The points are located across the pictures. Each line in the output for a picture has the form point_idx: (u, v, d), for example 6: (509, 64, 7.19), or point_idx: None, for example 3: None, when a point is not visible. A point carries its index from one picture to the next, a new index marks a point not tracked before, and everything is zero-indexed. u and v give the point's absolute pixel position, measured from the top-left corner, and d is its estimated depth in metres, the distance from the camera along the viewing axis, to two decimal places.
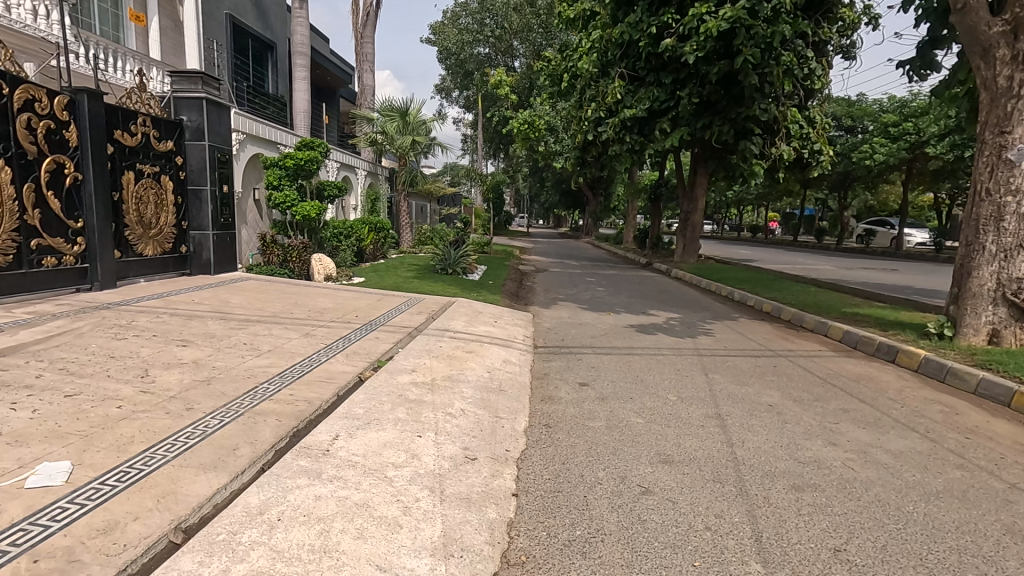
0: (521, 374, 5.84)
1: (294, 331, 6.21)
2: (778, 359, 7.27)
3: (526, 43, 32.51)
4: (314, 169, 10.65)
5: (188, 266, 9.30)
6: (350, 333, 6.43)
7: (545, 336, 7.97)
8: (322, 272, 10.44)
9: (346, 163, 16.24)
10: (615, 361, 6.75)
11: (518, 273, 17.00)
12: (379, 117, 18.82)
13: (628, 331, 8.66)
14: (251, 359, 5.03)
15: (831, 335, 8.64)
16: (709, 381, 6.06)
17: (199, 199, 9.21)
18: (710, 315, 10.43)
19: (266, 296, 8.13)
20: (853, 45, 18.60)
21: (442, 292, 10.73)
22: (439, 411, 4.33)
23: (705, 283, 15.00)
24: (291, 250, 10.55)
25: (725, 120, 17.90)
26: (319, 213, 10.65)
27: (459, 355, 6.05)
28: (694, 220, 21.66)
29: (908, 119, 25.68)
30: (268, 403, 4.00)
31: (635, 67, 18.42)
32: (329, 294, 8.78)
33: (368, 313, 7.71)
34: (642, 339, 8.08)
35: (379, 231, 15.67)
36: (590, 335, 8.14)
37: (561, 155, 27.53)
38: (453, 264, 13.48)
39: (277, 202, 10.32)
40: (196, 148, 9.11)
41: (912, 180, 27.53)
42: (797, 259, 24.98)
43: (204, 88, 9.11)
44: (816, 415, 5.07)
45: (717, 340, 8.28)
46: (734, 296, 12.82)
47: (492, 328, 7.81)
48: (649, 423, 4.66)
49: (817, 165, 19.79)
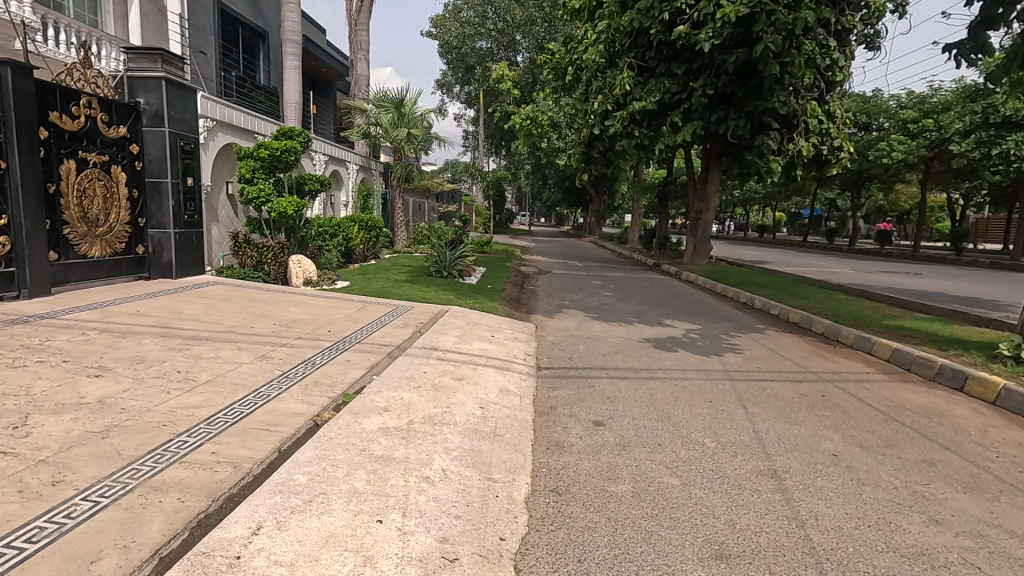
0: (521, 409, 4.76)
1: (247, 353, 5.12)
2: (824, 384, 6.18)
3: (529, 36, 31.50)
4: (293, 161, 9.57)
5: (146, 268, 8.24)
6: (317, 354, 5.34)
7: (550, 354, 6.88)
8: (301, 276, 9.37)
9: (336, 156, 15.20)
10: (633, 389, 5.66)
11: (520, 275, 15.95)
12: (373, 109, 17.79)
13: (646, 347, 7.57)
14: (177, 395, 3.94)
15: (877, 353, 7.56)
16: (750, 417, 4.98)
17: (158, 193, 8.14)
18: (733, 327, 9.34)
19: (228, 305, 7.05)
20: (878, 35, 17.51)
21: (435, 298, 9.66)
22: (411, 476, 3.24)
23: (721, 288, 13.93)
24: (267, 250, 9.49)
25: (740, 113, 16.69)
26: (297, 210, 9.57)
27: (447, 384, 4.98)
28: (705, 219, 20.49)
29: (929, 116, 24.66)
30: (177, 470, 2.92)
31: (645, 56, 17.34)
32: (303, 303, 7.70)
33: (344, 327, 6.63)
34: (663, 358, 7.00)
35: (371, 229, 14.65)
36: (602, 353, 7.05)
37: (565, 151, 26.53)
38: (449, 266, 12.39)
39: (250, 197, 9.24)
40: (154, 135, 8.03)
41: (929, 180, 26.43)
42: (811, 261, 23.86)
43: (165, 67, 8.03)
44: (896, 470, 3.98)
45: (747, 359, 7.19)
46: (755, 303, 11.72)
47: (488, 345, 6.73)
48: (688, 487, 3.57)
49: (836, 162, 18.69)
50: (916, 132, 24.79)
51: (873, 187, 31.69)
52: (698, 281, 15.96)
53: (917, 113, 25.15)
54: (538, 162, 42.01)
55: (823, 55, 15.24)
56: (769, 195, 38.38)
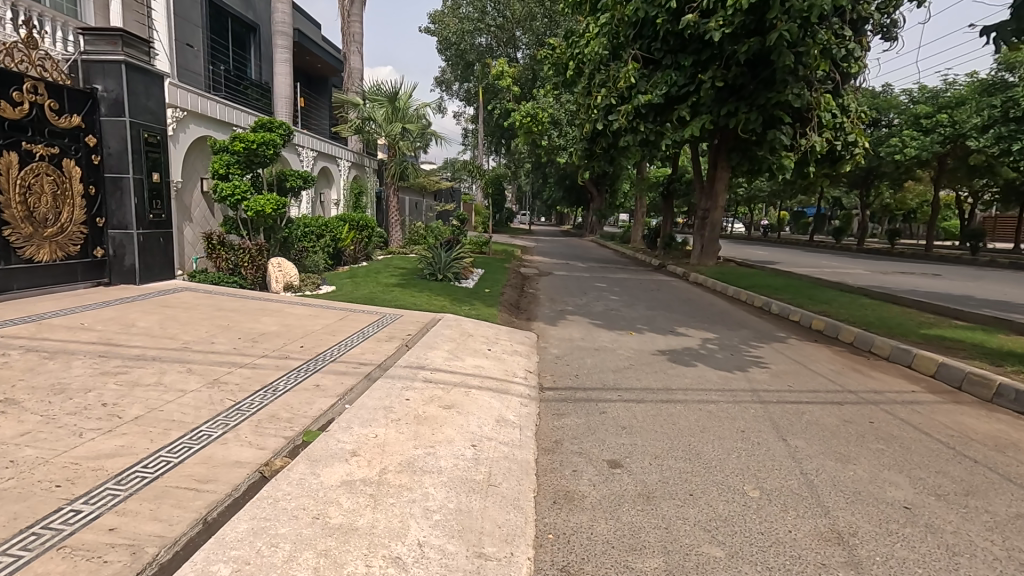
0: (522, 449, 3.96)
1: (197, 377, 4.33)
2: (869, 407, 5.39)
3: (529, 32, 30.73)
4: (271, 155, 8.76)
5: (107, 273, 7.48)
6: (283, 377, 4.55)
7: (554, 371, 6.08)
8: (281, 280, 8.62)
9: (325, 151, 14.42)
10: (651, 415, 4.87)
11: (521, 277, 15.16)
12: (367, 103, 17.01)
13: (660, 361, 6.77)
14: (89, 439, 3.14)
15: (919, 368, 6.76)
16: (793, 453, 4.19)
17: (119, 190, 7.35)
18: (753, 336, 8.55)
19: (191, 315, 6.25)
20: (894, 25, 16.70)
21: (427, 304, 8.87)
22: (377, 559, 2.44)
23: (734, 291, 13.13)
24: (243, 253, 8.68)
25: (752, 106, 15.85)
26: (276, 208, 8.76)
27: (434, 414, 4.19)
28: (713, 218, 19.61)
29: (942, 111, 23.90)
30: (47, 564, 2.13)
31: (650, 48, 16.65)
32: (277, 312, 6.90)
33: (320, 341, 5.84)
34: (682, 374, 6.21)
35: (362, 229, 13.87)
36: (612, 369, 6.26)
37: (567, 149, 25.81)
38: (443, 269, 11.64)
39: (224, 195, 8.41)
40: (113, 126, 7.24)
41: (943, 177, 25.62)
42: (822, 261, 23.05)
43: (125, 50, 7.24)
44: (993, 531, 3.18)
45: (775, 375, 6.40)
46: (773, 309, 10.91)
47: (482, 360, 5.93)
48: (736, 562, 2.78)
49: (849, 159, 17.91)
50: (929, 128, 24.02)
51: (883, 186, 30.90)
52: (708, 283, 15.11)
53: (931, 108, 24.36)
54: (538, 161, 41.22)
55: (839, 45, 14.50)
56: (775, 194, 37.58)
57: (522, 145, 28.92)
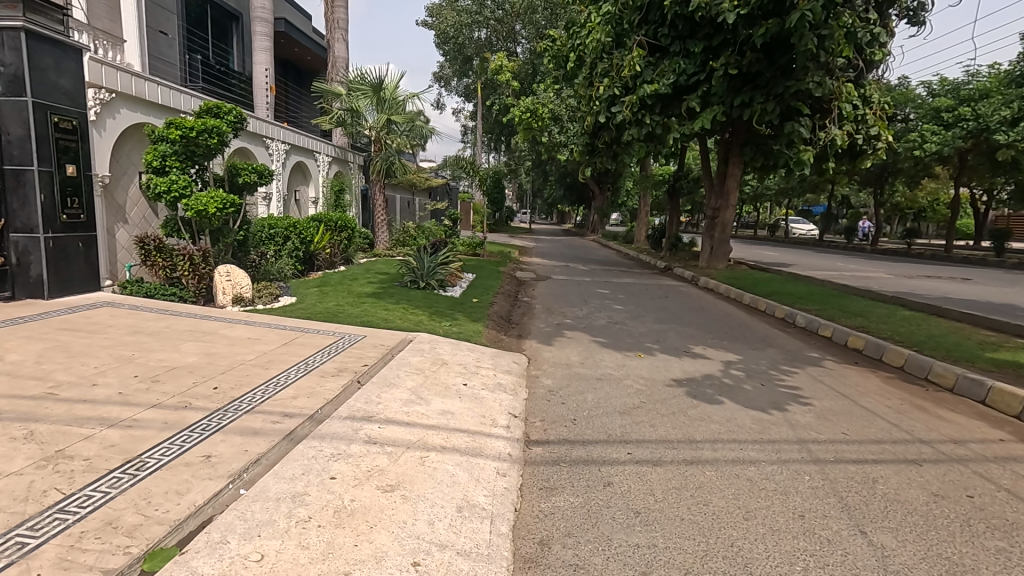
0: (491, 566, 2.67)
1: (34, 448, 3.05)
2: (960, 469, 4.08)
3: (529, 25, 29.45)
4: (215, 145, 7.43)
5: (9, 286, 6.27)
6: (164, 444, 3.26)
7: (546, 415, 4.82)
8: (229, 292, 7.38)
9: (301, 145, 13.16)
10: (673, 490, 3.58)
11: (515, 282, 13.93)
12: (349, 94, 15.72)
13: (679, 397, 5.48)
14: None
15: (997, 405, 5.48)
16: (885, 564, 2.89)
17: (21, 185, 6.14)
18: (782, 358, 7.26)
19: (90, 342, 4.97)
20: (922, 8, 15.26)
21: (401, 320, 7.61)
22: None
23: (751, 299, 11.84)
24: (183, 260, 7.40)
25: (768, 96, 14.47)
26: (221, 207, 7.43)
27: (366, 507, 2.91)
28: (724, 218, 17.96)
29: (965, 104, 22.65)
30: None
31: (657, 34, 15.43)
32: (204, 336, 5.60)
33: (244, 377, 4.54)
34: (707, 419, 4.90)
35: (339, 229, 12.63)
36: (619, 413, 4.97)
37: (569, 147, 24.56)
38: (426, 276, 10.37)
39: (157, 190, 7.08)
40: (11, 107, 6.00)
41: (964, 175, 24.33)
42: (837, 262, 21.71)
43: (26, 16, 6.01)
44: None
45: (822, 416, 5.12)
46: (799, 321, 9.63)
47: (453, 402, 4.65)
48: None
49: (871, 154, 16.59)
50: (951, 122, 22.74)
51: (898, 185, 29.58)
52: (721, 289, 13.77)
53: (952, 101, 23.07)
54: (539, 159, 39.89)
55: (864, 29, 13.23)
56: (785, 191, 36.30)
57: (522, 142, 27.65)
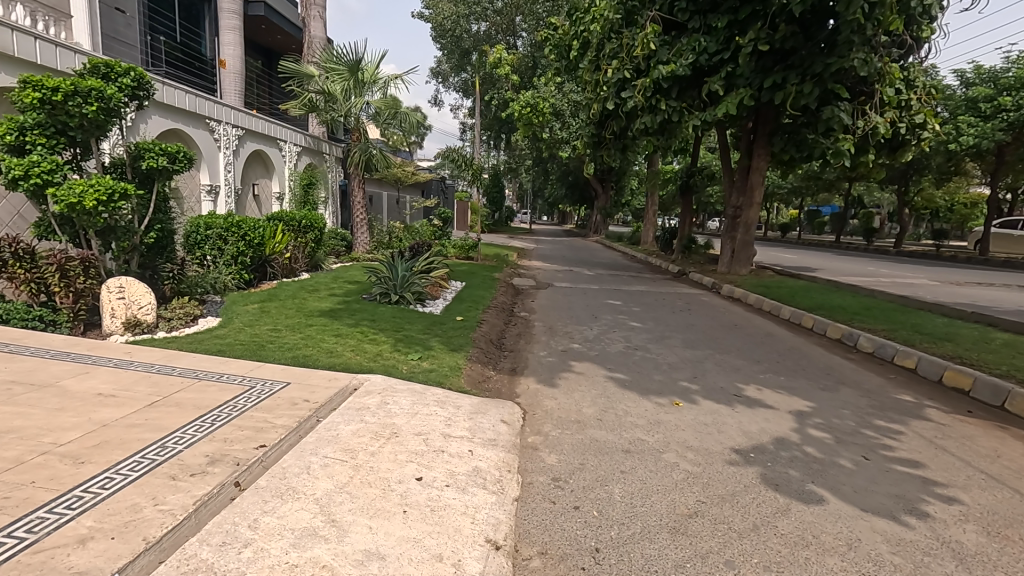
0: None
1: None
2: None
3: (529, 15, 27.54)
4: (95, 114, 5.42)
5: None
6: None
7: (550, 543, 2.85)
8: (120, 312, 5.55)
9: (260, 131, 11.27)
10: None
11: (512, 291, 11.99)
12: (323, 74, 13.77)
13: (757, 493, 3.50)
14: None
15: None
16: None
17: None
18: (872, 407, 5.29)
19: None
20: None
21: (354, 351, 5.66)
22: None
23: (793, 313, 9.87)
24: (53, 271, 5.49)
25: (804, 77, 12.26)
26: (108, 201, 5.44)
27: None
28: (748, 217, 16.01)
29: (1005, 93, 20.65)
30: None
31: (674, 8, 13.58)
32: (23, 395, 3.64)
33: (17, 491, 2.57)
34: (815, 546, 2.94)
35: (306, 229, 10.72)
36: (669, 534, 3.01)
37: (572, 143, 22.64)
38: (401, 287, 8.45)
39: (9, 173, 5.10)
40: None
41: (1002, 169, 22.30)
42: (866, 266, 19.74)
43: None
44: None
45: (998, 534, 3.14)
46: (864, 345, 7.67)
47: (388, 528, 2.70)
48: None
49: (914, 145, 14.57)
50: (989, 114, 20.72)
51: (925, 183, 27.54)
52: (751, 300, 11.83)
53: (992, 89, 21.04)
54: (539, 157, 37.82)
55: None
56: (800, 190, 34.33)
57: (522, 138, 25.68)
